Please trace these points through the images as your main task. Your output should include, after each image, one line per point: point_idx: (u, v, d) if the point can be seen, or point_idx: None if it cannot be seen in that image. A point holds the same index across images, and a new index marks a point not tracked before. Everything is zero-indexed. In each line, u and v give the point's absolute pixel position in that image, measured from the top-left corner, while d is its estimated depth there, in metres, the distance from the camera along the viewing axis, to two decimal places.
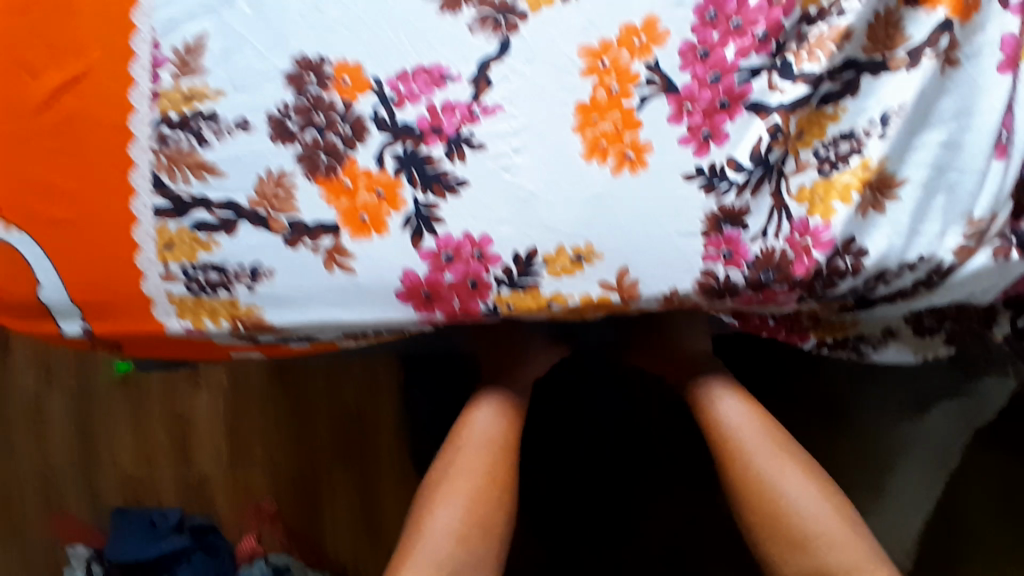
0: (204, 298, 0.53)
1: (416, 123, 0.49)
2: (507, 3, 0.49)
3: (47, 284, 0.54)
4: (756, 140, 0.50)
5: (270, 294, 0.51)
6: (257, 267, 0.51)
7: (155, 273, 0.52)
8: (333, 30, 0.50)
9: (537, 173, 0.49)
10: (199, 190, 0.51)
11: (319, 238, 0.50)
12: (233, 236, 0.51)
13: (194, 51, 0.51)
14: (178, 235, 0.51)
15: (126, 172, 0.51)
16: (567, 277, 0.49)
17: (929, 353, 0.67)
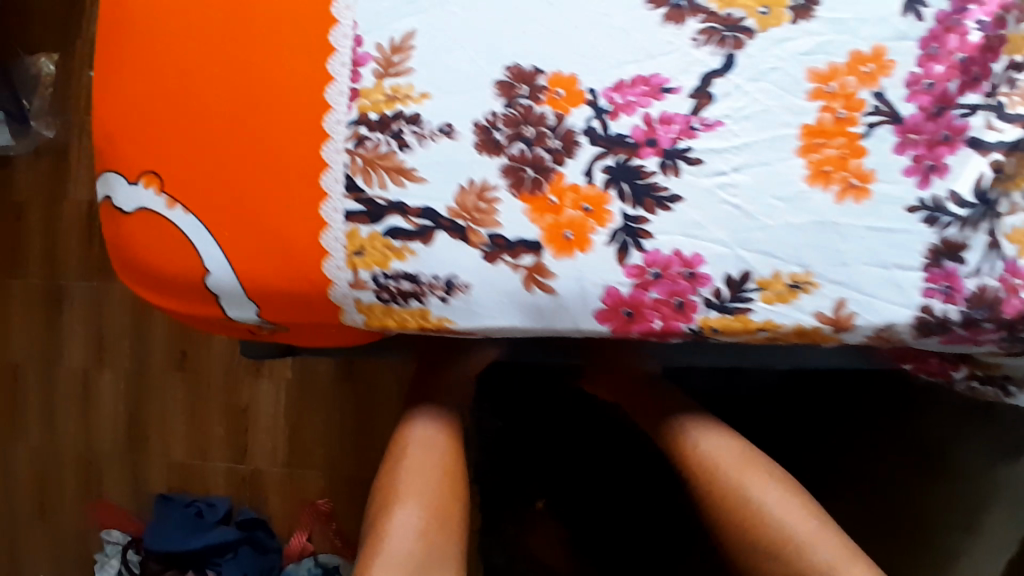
0: (394, 307, 0.50)
1: (630, 135, 0.47)
2: (733, 19, 0.47)
3: (218, 273, 0.51)
4: (976, 177, 0.47)
5: (466, 309, 0.48)
6: (454, 279, 0.48)
7: (343, 282, 0.50)
8: (549, 41, 0.48)
9: (757, 194, 0.46)
10: (397, 196, 0.48)
11: (519, 254, 0.47)
12: (430, 245, 0.48)
13: (400, 50, 0.49)
14: (370, 240, 0.48)
15: (319, 172, 0.49)
16: (782, 303, 0.47)
17: None
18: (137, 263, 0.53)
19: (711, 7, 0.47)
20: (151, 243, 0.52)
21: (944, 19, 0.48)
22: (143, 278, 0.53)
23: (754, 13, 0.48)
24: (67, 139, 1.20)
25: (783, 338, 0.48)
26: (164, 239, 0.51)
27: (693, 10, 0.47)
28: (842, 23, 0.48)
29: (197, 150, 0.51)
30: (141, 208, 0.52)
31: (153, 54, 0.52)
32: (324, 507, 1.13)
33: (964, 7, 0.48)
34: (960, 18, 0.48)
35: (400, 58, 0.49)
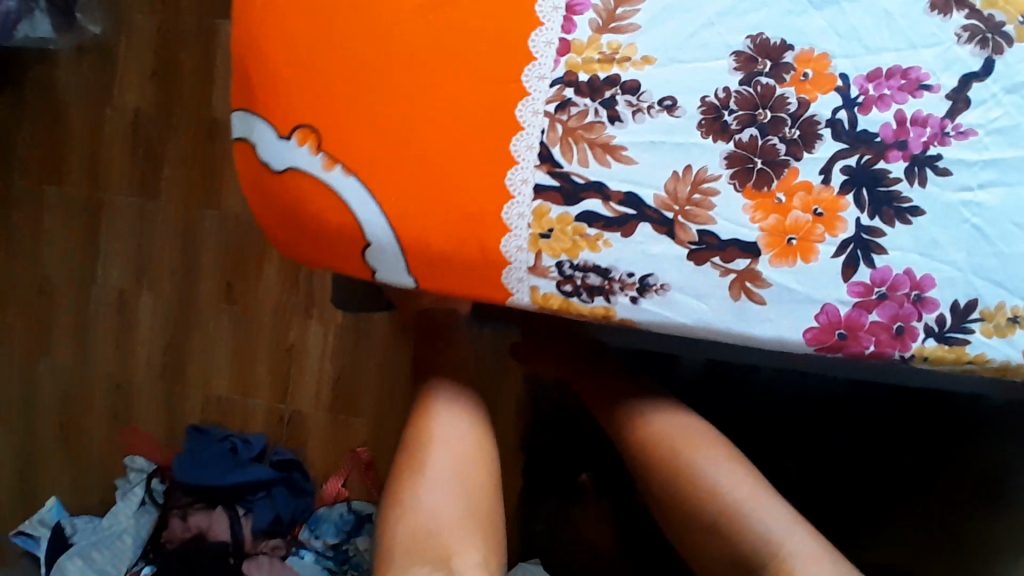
0: (575, 303, 0.45)
1: (878, 132, 0.43)
2: (993, 20, 0.42)
3: (382, 247, 0.46)
4: None
5: (658, 314, 0.44)
6: (650, 279, 0.44)
7: (521, 266, 0.45)
8: (807, 12, 0.43)
9: (999, 219, 0.43)
10: (599, 174, 0.44)
11: (729, 257, 0.43)
12: (630, 237, 0.44)
13: (625, 2, 0.44)
14: (560, 223, 0.44)
15: (507, 137, 0.44)
16: (998, 338, 0.43)
17: None
18: (286, 222, 0.48)
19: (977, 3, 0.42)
20: (307, 203, 0.46)
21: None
22: (292, 237, 0.49)
23: (1014, 21, 0.42)
24: (117, 40, 1.11)
25: (981, 373, 0.45)
26: (318, 197, 0.46)
27: (959, 1, 0.42)
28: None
29: (366, 96, 0.46)
30: (290, 168, 0.46)
31: None
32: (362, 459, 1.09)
33: None
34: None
35: (625, 12, 0.44)
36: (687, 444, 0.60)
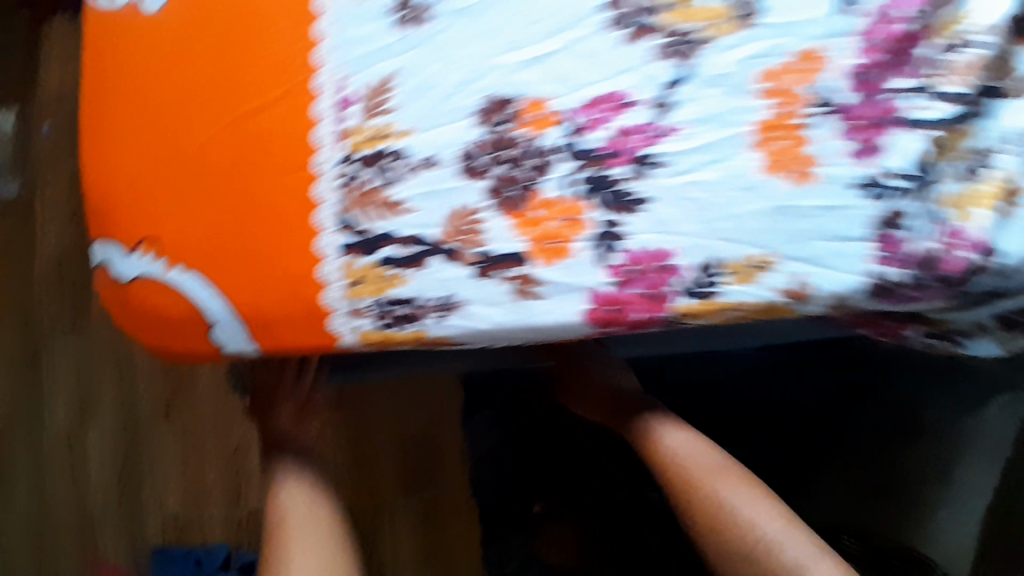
0: (392, 333, 0.51)
1: (598, 148, 0.51)
2: (685, 33, 0.51)
3: (224, 324, 0.52)
4: (914, 152, 0.50)
5: (464, 325, 0.51)
6: (451, 298, 0.50)
7: (342, 312, 0.51)
8: (522, 69, 0.51)
9: (720, 189, 0.51)
10: (387, 226, 0.50)
11: (505, 269, 0.50)
12: (424, 269, 0.50)
13: (382, 91, 0.51)
14: (367, 270, 0.50)
15: (310, 212, 0.51)
16: (746, 284, 0.51)
17: (1012, 347, 0.69)
18: (148, 322, 0.55)
19: (675, 22, 0.51)
20: (156, 307, 0.54)
21: (879, 12, 0.52)
22: (160, 335, 0.56)
23: (707, 25, 0.51)
24: (33, 196, 1.19)
25: (746, 316, 0.53)
26: (165, 298, 0.54)
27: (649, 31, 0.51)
28: (787, 26, 0.51)
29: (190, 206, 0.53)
30: (140, 277, 0.54)
31: (140, 116, 0.55)
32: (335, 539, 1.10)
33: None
34: (894, 9, 0.51)
35: (382, 98, 0.51)
36: (715, 478, 0.67)
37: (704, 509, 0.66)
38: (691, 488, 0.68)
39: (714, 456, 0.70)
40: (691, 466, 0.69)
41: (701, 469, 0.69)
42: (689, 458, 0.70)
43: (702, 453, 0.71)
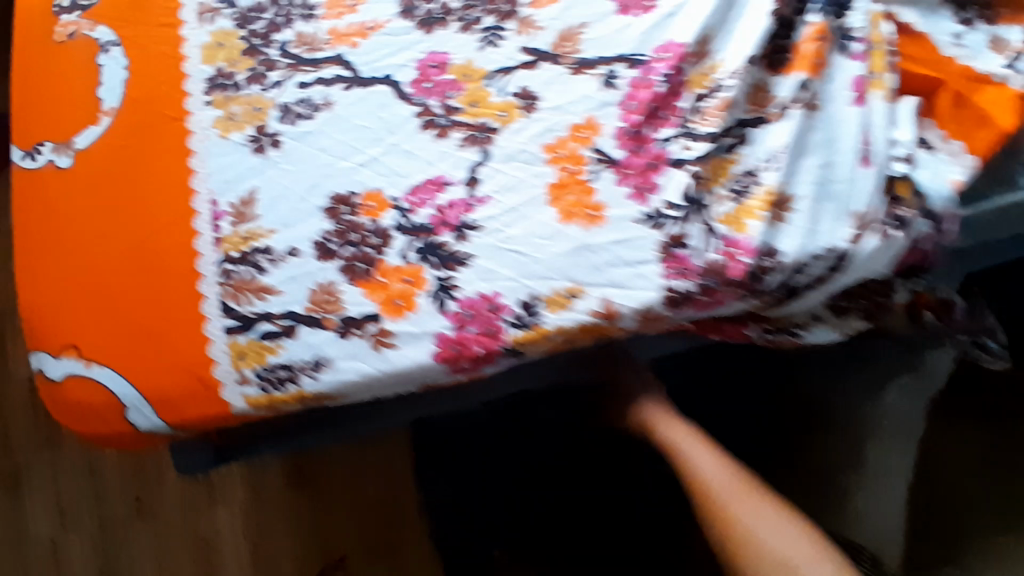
0: (274, 395, 0.62)
1: (428, 221, 0.63)
2: (482, 125, 0.65)
3: (135, 407, 0.64)
4: (683, 185, 0.64)
5: (332, 379, 0.61)
6: (320, 359, 0.61)
7: (231, 381, 0.62)
8: (359, 170, 0.64)
9: (528, 239, 0.63)
10: (262, 307, 0.62)
11: (362, 328, 0.61)
12: (296, 337, 0.61)
13: (247, 203, 0.64)
14: (249, 345, 0.62)
15: (198, 306, 0.63)
16: (564, 310, 0.62)
17: (850, 329, 0.76)
18: (75, 412, 0.66)
19: (467, 121, 0.65)
20: (80, 399, 0.65)
21: (633, 82, 0.66)
22: (85, 424, 0.66)
23: (496, 116, 0.65)
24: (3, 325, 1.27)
25: (574, 338, 0.64)
26: (87, 391, 0.65)
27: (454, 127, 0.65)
28: (563, 108, 0.65)
29: (104, 314, 0.65)
30: (67, 374, 0.65)
31: (59, 243, 0.67)
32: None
33: (649, 68, 0.66)
34: (646, 78, 0.65)
35: (248, 208, 0.63)
36: (741, 501, 0.70)
37: (730, 528, 0.69)
38: (722, 514, 0.70)
39: (737, 473, 0.74)
40: (720, 484, 0.73)
41: (730, 488, 0.72)
42: (717, 479, 0.74)
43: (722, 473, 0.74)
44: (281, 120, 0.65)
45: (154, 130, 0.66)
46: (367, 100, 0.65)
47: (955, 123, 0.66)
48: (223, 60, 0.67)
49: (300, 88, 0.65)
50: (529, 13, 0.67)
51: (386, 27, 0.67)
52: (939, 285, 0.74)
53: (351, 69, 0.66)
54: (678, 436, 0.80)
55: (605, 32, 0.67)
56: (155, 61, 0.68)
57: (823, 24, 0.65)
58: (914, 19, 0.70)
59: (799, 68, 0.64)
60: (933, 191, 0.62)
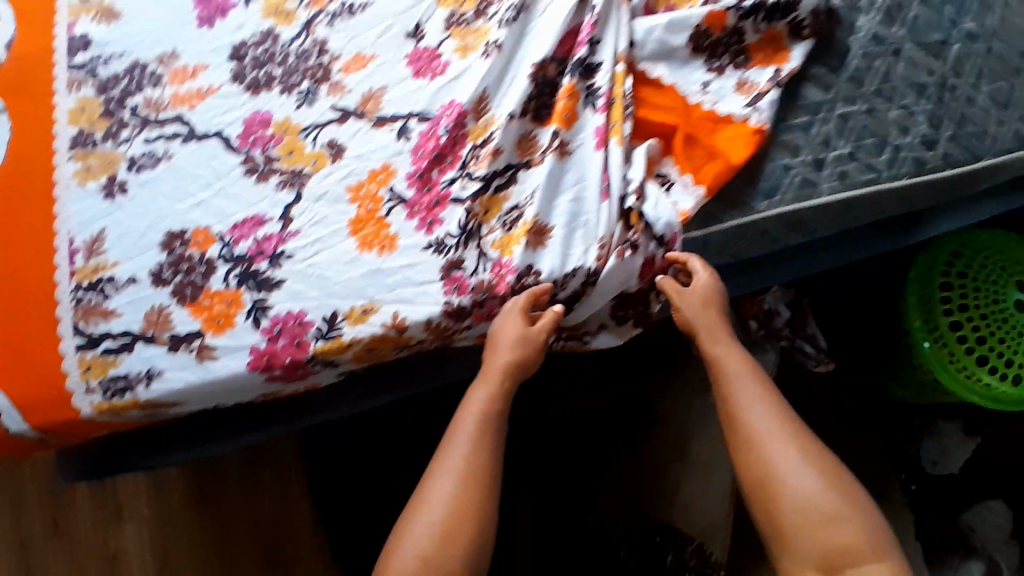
0: (115, 401, 0.74)
1: (247, 252, 0.75)
2: (298, 171, 0.78)
3: (8, 413, 0.74)
4: (459, 218, 0.77)
5: (162, 387, 0.73)
6: (152, 369, 0.74)
7: (80, 391, 0.74)
8: (191, 211, 0.77)
9: (331, 265, 0.75)
10: (105, 327, 0.74)
11: (190, 342, 0.73)
12: (133, 352, 0.74)
13: (98, 241, 0.76)
14: (95, 359, 0.74)
15: (54, 325, 0.74)
16: (361, 323, 0.74)
17: (630, 336, 0.85)
18: None
19: (284, 167, 0.78)
20: None
21: (423, 134, 0.80)
22: None
23: (308, 164, 0.78)
24: None
25: (373, 346, 0.75)
26: None
27: (273, 173, 0.78)
28: (363, 156, 0.79)
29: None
30: None
31: None
32: (478, 406, 0.76)
33: (436, 122, 0.80)
34: (433, 130, 0.80)
35: (97, 245, 0.76)
36: (774, 441, 0.72)
37: (767, 472, 0.72)
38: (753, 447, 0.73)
39: (782, 415, 0.74)
40: (771, 433, 0.73)
41: (780, 437, 0.72)
42: (752, 413, 0.74)
43: (762, 408, 0.74)
44: (129, 170, 0.78)
45: (24, 179, 0.78)
46: (200, 151, 0.78)
47: (697, 159, 0.81)
48: (84, 122, 0.79)
49: (145, 143, 0.79)
50: (340, 78, 0.81)
51: (219, 91, 0.80)
52: (764, 297, 1.06)
53: (188, 126, 0.79)
54: (725, 359, 0.78)
55: (401, 93, 0.81)
56: (30, 123, 0.80)
57: (576, 83, 0.80)
58: (663, 73, 0.84)
59: (555, 121, 0.79)
60: (655, 220, 0.77)
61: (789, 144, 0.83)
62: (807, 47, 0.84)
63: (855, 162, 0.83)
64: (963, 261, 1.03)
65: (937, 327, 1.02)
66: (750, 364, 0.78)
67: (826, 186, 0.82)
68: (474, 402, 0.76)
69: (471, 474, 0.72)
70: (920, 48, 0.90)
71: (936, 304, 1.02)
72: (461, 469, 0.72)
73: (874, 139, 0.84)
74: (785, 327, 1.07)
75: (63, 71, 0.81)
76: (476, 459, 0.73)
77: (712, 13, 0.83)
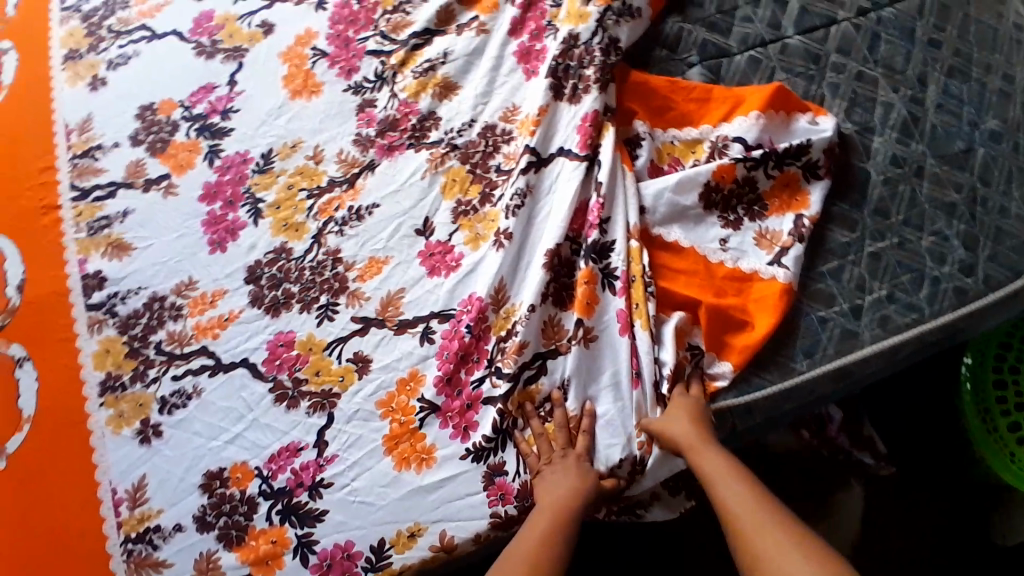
0: None
1: (286, 484, 0.75)
2: (327, 391, 0.78)
3: None
4: (493, 420, 0.75)
5: None
6: None
7: None
8: (226, 447, 0.76)
9: (370, 488, 0.74)
10: None
11: None
12: None
13: (139, 489, 0.76)
14: None
15: None
16: (408, 548, 0.72)
17: (684, 506, 0.81)
18: None
19: (313, 389, 0.78)
20: None
21: (445, 335, 0.79)
22: None
23: (336, 382, 0.78)
24: None
25: (423, 568, 0.73)
26: None
27: (303, 395, 0.77)
28: (389, 366, 0.78)
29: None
30: None
31: None
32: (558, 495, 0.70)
33: (459, 319, 0.79)
34: (455, 328, 0.79)
35: (139, 493, 0.76)
36: (760, 531, 0.64)
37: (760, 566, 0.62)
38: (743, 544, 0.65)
39: (768, 505, 0.66)
40: (745, 515, 0.66)
41: (756, 520, 0.65)
42: (735, 506, 0.67)
43: (747, 500, 0.67)
44: (160, 411, 0.78)
45: (61, 432, 0.78)
46: (228, 383, 0.78)
47: (726, 328, 0.80)
48: (111, 364, 0.80)
49: (174, 381, 0.79)
50: (357, 286, 0.82)
51: (240, 317, 0.81)
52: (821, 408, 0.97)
53: (215, 358, 0.79)
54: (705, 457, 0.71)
55: (419, 293, 0.81)
56: (58, 372, 0.81)
57: (592, 266, 0.79)
58: (678, 236, 0.82)
59: (576, 308, 0.78)
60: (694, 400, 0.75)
61: (822, 294, 0.81)
62: (824, 189, 0.83)
63: (894, 305, 0.80)
64: (1014, 354, 0.97)
65: (996, 427, 0.98)
66: (734, 462, 0.71)
67: (867, 334, 0.79)
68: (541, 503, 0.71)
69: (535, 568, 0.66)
70: (943, 162, 0.87)
71: (993, 405, 0.98)
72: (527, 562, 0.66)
73: (911, 276, 0.81)
74: (841, 434, 0.99)
75: (82, 313, 0.83)
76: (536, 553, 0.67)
77: (719, 167, 0.83)
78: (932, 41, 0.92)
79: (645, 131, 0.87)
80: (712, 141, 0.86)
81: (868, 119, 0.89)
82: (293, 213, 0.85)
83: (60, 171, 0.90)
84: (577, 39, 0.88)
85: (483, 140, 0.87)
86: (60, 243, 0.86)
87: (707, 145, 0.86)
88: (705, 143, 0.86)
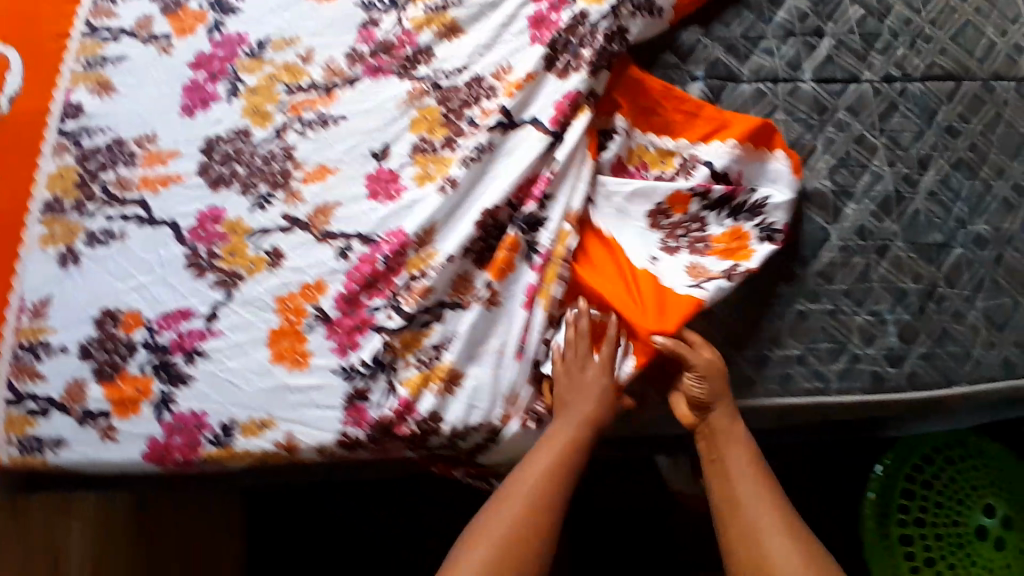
0: (30, 457, 0.78)
1: (167, 343, 0.78)
2: (235, 273, 0.80)
3: None
4: (374, 348, 0.77)
5: (69, 457, 0.78)
6: (62, 437, 0.78)
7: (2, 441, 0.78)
8: (129, 293, 0.80)
9: (240, 372, 0.77)
10: (33, 387, 0.79)
11: (98, 419, 0.77)
12: (49, 418, 0.78)
13: (43, 305, 0.81)
14: (17, 417, 0.78)
15: None
16: (254, 436, 0.76)
17: None
18: None
19: (223, 266, 0.80)
20: None
21: (362, 256, 0.80)
22: None
23: (246, 267, 0.80)
24: None
25: (263, 459, 0.77)
26: None
27: (211, 270, 0.80)
28: (299, 269, 0.80)
29: None
30: None
31: None
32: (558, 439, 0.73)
33: (378, 246, 0.80)
34: (372, 253, 0.80)
35: (42, 309, 0.80)
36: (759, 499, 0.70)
37: (748, 537, 0.67)
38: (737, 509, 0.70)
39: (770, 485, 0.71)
40: (749, 485, 0.71)
41: (758, 493, 0.70)
42: (739, 476, 0.71)
43: (753, 472, 0.72)
44: (86, 243, 0.82)
45: None
46: (152, 236, 0.82)
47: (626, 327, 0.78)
48: (59, 189, 0.85)
49: (106, 220, 0.83)
50: (298, 187, 0.84)
51: (184, 181, 0.84)
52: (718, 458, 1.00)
53: (148, 210, 0.83)
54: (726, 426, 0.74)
55: (354, 211, 0.83)
56: (10, 180, 0.85)
57: (518, 234, 0.79)
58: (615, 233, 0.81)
59: (491, 270, 0.78)
60: None
61: (735, 336, 0.79)
62: (769, 250, 0.79)
63: (801, 367, 0.79)
64: (931, 472, 0.98)
65: (888, 537, 0.98)
66: (748, 438, 0.74)
67: (763, 387, 0.78)
68: (557, 434, 0.73)
69: (537, 509, 0.68)
70: (913, 248, 0.83)
71: (892, 515, 0.99)
72: (533, 497, 0.69)
73: (830, 347, 0.79)
74: None
75: (52, 136, 0.87)
76: (548, 488, 0.70)
77: (674, 194, 0.82)
78: (951, 127, 0.88)
79: (623, 127, 0.85)
80: (684, 157, 0.84)
81: (850, 183, 0.85)
82: (266, 102, 0.88)
83: (80, 4, 0.92)
84: (586, 18, 0.86)
85: (466, 88, 0.87)
86: (56, 66, 0.90)
87: (678, 159, 0.85)
88: (677, 157, 0.85)
